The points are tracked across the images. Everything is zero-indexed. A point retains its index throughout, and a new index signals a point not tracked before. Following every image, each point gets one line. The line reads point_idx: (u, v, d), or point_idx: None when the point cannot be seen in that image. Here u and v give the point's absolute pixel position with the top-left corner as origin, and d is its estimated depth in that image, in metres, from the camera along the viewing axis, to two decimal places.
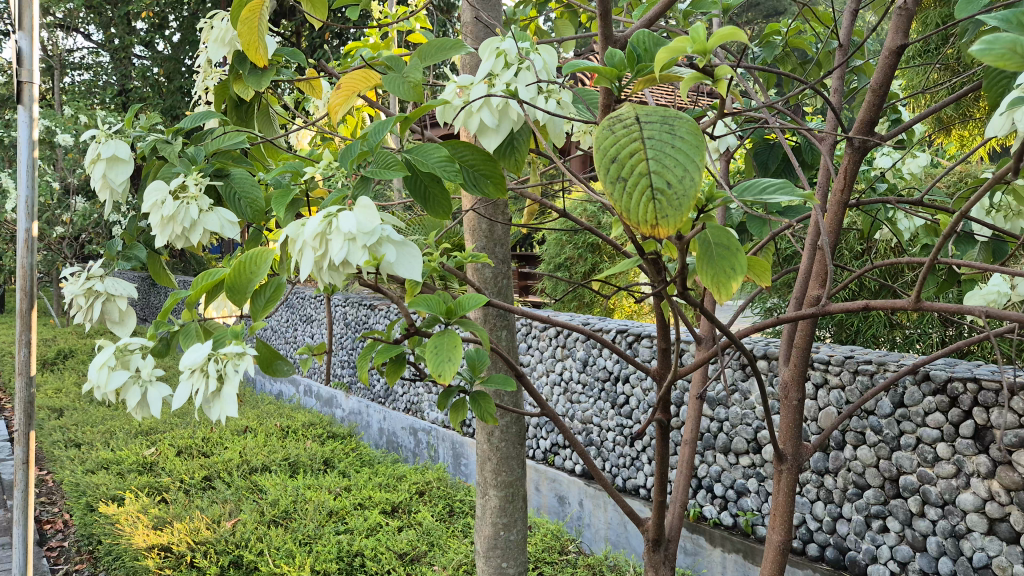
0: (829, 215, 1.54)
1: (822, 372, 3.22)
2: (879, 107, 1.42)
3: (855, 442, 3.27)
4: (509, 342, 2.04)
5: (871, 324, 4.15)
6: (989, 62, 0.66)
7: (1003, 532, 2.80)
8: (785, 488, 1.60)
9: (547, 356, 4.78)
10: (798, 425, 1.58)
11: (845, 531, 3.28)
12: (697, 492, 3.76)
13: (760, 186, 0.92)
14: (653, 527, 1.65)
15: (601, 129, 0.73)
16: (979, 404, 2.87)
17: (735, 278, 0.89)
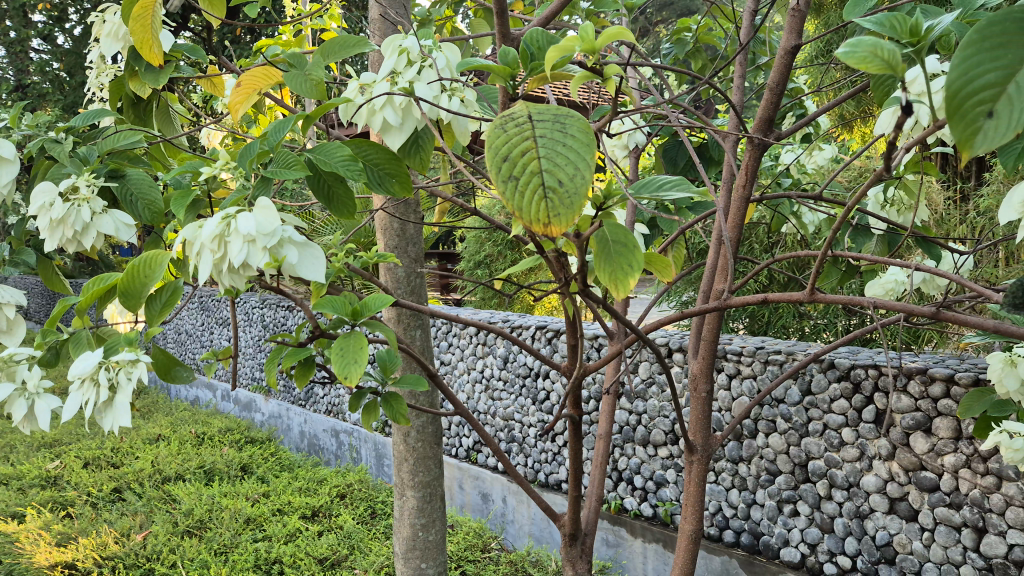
0: (732, 211, 1.57)
1: (735, 363, 3.31)
2: (777, 105, 1.45)
3: (767, 430, 3.38)
4: (423, 342, 2.04)
5: (781, 315, 4.30)
6: (853, 63, 0.69)
7: (903, 510, 2.93)
8: (695, 480, 1.63)
9: (467, 354, 4.78)
10: (707, 416, 1.61)
11: (759, 517, 3.38)
12: (618, 485, 3.81)
13: (656, 182, 0.93)
14: (569, 522, 1.67)
15: (493, 126, 0.73)
16: (879, 389, 3.00)
17: (632, 274, 0.89)
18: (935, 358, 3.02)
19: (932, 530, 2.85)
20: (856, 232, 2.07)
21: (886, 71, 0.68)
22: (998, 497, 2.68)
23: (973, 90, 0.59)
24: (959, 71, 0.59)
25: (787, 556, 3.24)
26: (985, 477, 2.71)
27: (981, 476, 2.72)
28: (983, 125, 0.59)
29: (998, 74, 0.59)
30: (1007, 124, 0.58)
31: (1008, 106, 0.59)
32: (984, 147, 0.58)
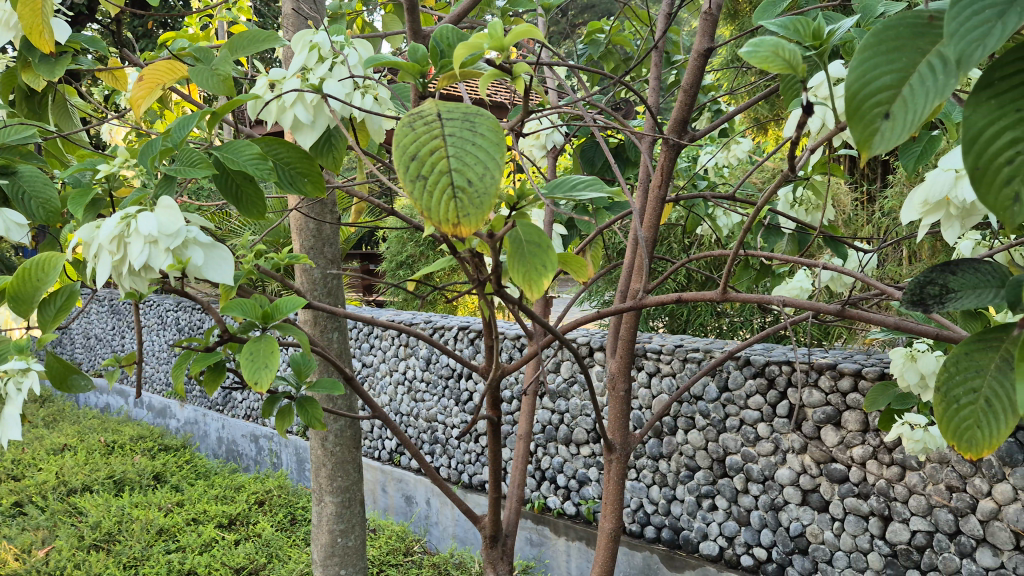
0: (648, 211, 1.59)
1: (655, 361, 3.36)
2: (690, 106, 1.47)
3: (686, 427, 3.43)
4: (340, 345, 2.00)
5: (699, 314, 4.39)
6: (755, 62, 0.70)
7: (815, 502, 3.03)
8: (614, 478, 1.64)
9: (389, 356, 4.72)
10: (625, 415, 1.62)
11: (679, 512, 3.44)
12: (541, 484, 3.83)
13: (569, 182, 0.93)
14: (490, 524, 1.65)
15: (402, 124, 0.71)
16: (792, 385, 3.08)
17: (546, 275, 0.88)
18: (844, 353, 3.13)
19: (842, 519, 2.95)
20: (768, 232, 2.12)
21: (787, 71, 0.69)
22: (902, 486, 2.80)
23: (869, 93, 0.61)
24: (857, 74, 0.61)
25: (706, 549, 3.31)
26: (890, 468, 2.82)
27: (886, 466, 2.83)
28: (881, 126, 0.61)
29: (893, 77, 0.61)
30: (901, 126, 0.60)
31: (903, 107, 0.60)
32: (881, 149, 0.60)
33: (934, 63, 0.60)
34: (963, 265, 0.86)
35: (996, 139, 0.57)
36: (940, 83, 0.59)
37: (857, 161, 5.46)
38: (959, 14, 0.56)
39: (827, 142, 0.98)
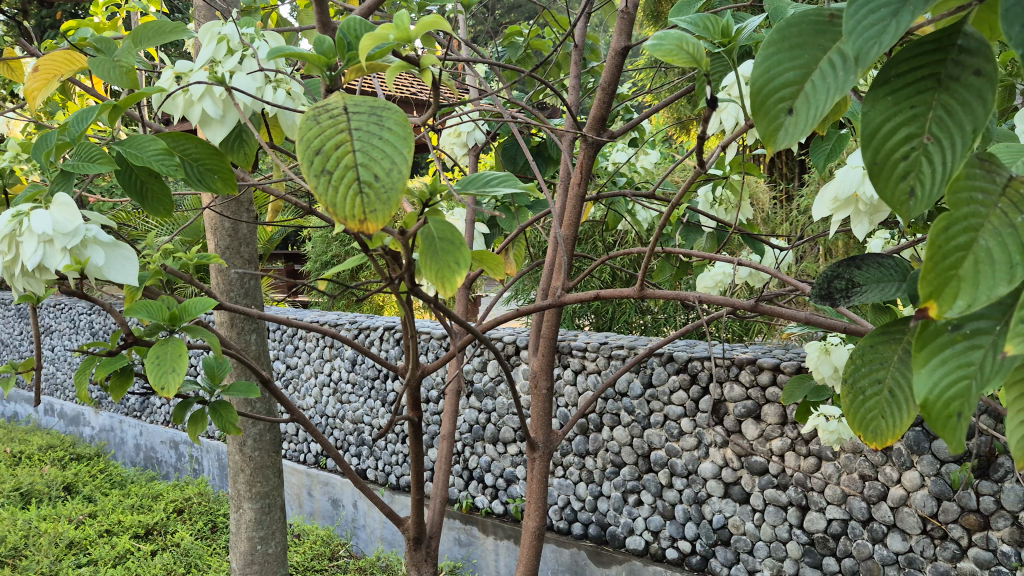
0: (568, 210, 1.59)
1: (580, 359, 3.38)
2: (609, 105, 1.47)
3: (611, 423, 3.46)
4: (258, 347, 1.95)
5: (624, 311, 4.44)
6: (659, 56, 0.71)
7: (736, 494, 3.09)
8: (537, 476, 1.63)
9: (314, 357, 4.64)
10: (548, 413, 1.62)
11: (606, 508, 3.47)
12: (469, 484, 3.82)
13: (482, 178, 0.91)
14: (414, 526, 1.63)
15: (305, 117, 0.69)
16: (714, 380, 3.14)
17: (459, 271, 0.86)
18: (763, 349, 3.21)
19: (762, 510, 3.03)
20: (688, 229, 2.16)
21: (691, 65, 0.70)
22: (819, 477, 2.88)
23: (774, 88, 0.62)
24: (761, 70, 0.62)
25: (632, 544, 3.35)
26: (808, 459, 2.90)
27: (804, 458, 2.91)
28: (784, 122, 0.62)
29: (796, 73, 0.61)
30: (803, 122, 0.61)
31: (806, 103, 0.61)
32: (784, 144, 0.62)
33: (835, 60, 0.60)
34: (867, 260, 0.88)
35: (892, 135, 0.58)
36: (840, 80, 0.59)
37: (774, 161, 5.61)
38: (856, 13, 0.56)
39: (738, 139, 0.99)
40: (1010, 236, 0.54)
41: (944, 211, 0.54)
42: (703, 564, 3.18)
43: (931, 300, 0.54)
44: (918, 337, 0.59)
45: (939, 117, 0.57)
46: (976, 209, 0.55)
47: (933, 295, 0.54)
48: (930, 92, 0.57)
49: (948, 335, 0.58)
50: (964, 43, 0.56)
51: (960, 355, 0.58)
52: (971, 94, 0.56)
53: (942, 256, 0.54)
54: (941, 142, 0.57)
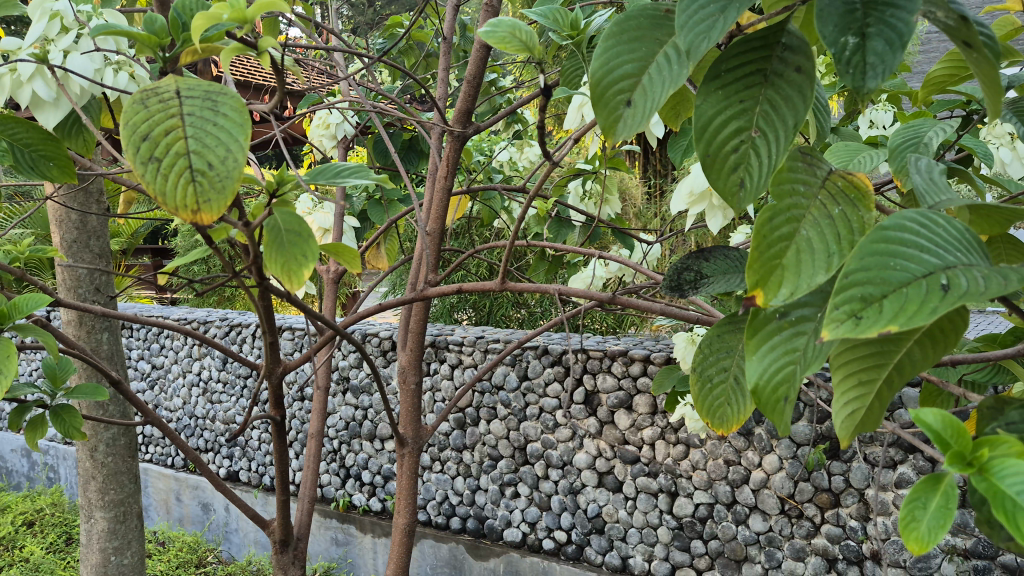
0: (435, 204, 1.57)
1: (456, 353, 3.38)
2: (474, 98, 1.46)
3: (488, 417, 3.48)
4: (111, 346, 1.85)
5: (501, 305, 4.47)
6: (493, 44, 0.71)
7: (610, 483, 3.17)
8: (407, 472, 1.61)
9: (181, 356, 4.44)
10: (416, 408, 1.60)
11: (483, 502, 3.49)
12: (347, 482, 3.76)
13: (333, 169, 0.89)
14: (280, 528, 1.56)
15: (131, 100, 0.64)
16: (587, 371, 3.21)
17: (307, 264, 0.84)
18: (635, 340, 3.30)
19: (634, 498, 3.11)
20: (559, 224, 2.19)
21: (525, 53, 0.71)
22: (686, 464, 2.99)
23: (612, 80, 0.62)
24: (600, 62, 0.62)
25: (510, 536, 3.38)
26: (676, 446, 3.01)
27: (673, 445, 3.01)
28: (624, 113, 0.62)
29: (633, 65, 0.62)
30: (642, 112, 0.61)
31: (644, 96, 0.62)
32: (623, 136, 0.62)
33: (670, 55, 0.62)
34: (713, 252, 0.90)
35: (723, 128, 0.59)
36: (674, 73, 0.61)
37: (649, 158, 5.77)
38: (688, 8, 0.58)
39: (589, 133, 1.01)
40: (828, 226, 0.56)
41: (769, 203, 0.56)
42: (578, 553, 3.23)
43: (758, 288, 0.55)
44: (749, 325, 0.61)
45: (765, 112, 0.59)
46: (798, 201, 0.57)
47: (760, 283, 0.55)
48: (757, 87, 0.59)
49: (776, 322, 0.60)
50: (787, 41, 0.59)
51: (787, 342, 0.60)
52: (793, 91, 0.58)
53: (767, 246, 0.56)
54: (768, 135, 0.59)
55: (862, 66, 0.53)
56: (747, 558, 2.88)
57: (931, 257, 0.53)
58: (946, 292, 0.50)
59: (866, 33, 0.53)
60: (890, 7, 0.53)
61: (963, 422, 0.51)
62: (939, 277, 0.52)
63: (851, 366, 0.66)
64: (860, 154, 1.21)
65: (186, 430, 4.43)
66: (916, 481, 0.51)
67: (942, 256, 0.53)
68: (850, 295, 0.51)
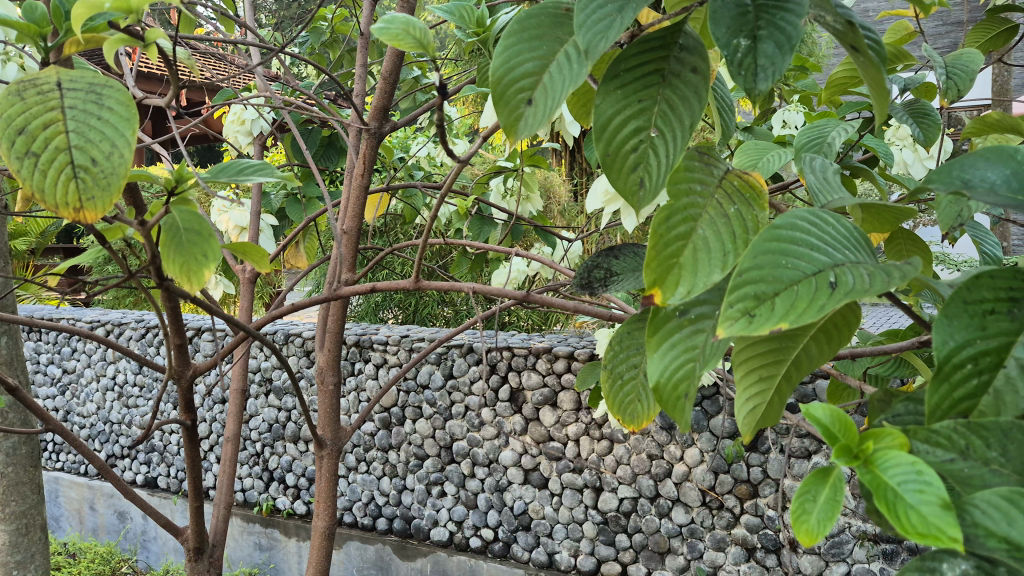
0: (352, 201, 1.54)
1: (381, 352, 3.34)
2: (391, 94, 1.44)
3: (413, 416, 3.46)
4: (10, 351, 1.78)
5: (427, 304, 4.45)
6: (387, 40, 0.69)
7: (535, 480, 3.18)
8: (327, 474, 1.58)
9: (94, 360, 4.28)
10: (335, 408, 1.57)
11: (409, 501, 3.46)
12: (270, 486, 3.68)
13: (237, 166, 0.86)
14: (194, 535, 1.49)
15: (6, 92, 0.60)
16: (512, 369, 3.22)
17: (207, 266, 0.82)
18: (559, 337, 3.32)
19: (560, 494, 3.13)
20: (482, 222, 2.18)
21: (418, 50, 0.70)
22: (611, 458, 3.02)
23: (513, 79, 0.62)
24: (501, 60, 0.62)
25: (437, 535, 3.37)
26: (600, 442, 3.04)
27: (597, 441, 3.04)
28: (524, 112, 0.62)
29: (535, 64, 0.62)
30: (543, 111, 0.61)
31: (545, 94, 0.62)
32: (525, 134, 0.61)
33: (570, 54, 0.62)
34: (623, 250, 0.91)
35: (623, 128, 0.60)
36: (574, 72, 0.61)
37: (574, 156, 5.82)
38: (587, 7, 0.58)
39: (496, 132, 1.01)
40: (723, 224, 0.57)
41: (665, 202, 0.57)
42: (505, 550, 3.23)
43: (656, 287, 0.55)
44: (649, 324, 0.61)
45: (663, 112, 0.59)
46: (695, 200, 0.58)
47: (658, 282, 0.55)
48: (655, 87, 0.60)
49: (676, 320, 0.61)
50: (684, 42, 0.60)
51: (686, 339, 0.60)
52: (689, 91, 0.59)
53: (665, 245, 0.56)
54: (666, 134, 0.59)
55: (754, 67, 0.54)
56: (670, 550, 2.92)
57: (821, 255, 0.54)
58: (833, 289, 0.52)
59: (757, 35, 0.54)
60: (780, 10, 0.54)
61: (851, 416, 0.52)
62: (827, 275, 0.53)
63: (751, 362, 0.67)
64: (769, 152, 1.25)
65: (100, 437, 4.27)
66: (807, 475, 0.53)
67: (832, 254, 0.55)
68: (744, 294, 0.52)
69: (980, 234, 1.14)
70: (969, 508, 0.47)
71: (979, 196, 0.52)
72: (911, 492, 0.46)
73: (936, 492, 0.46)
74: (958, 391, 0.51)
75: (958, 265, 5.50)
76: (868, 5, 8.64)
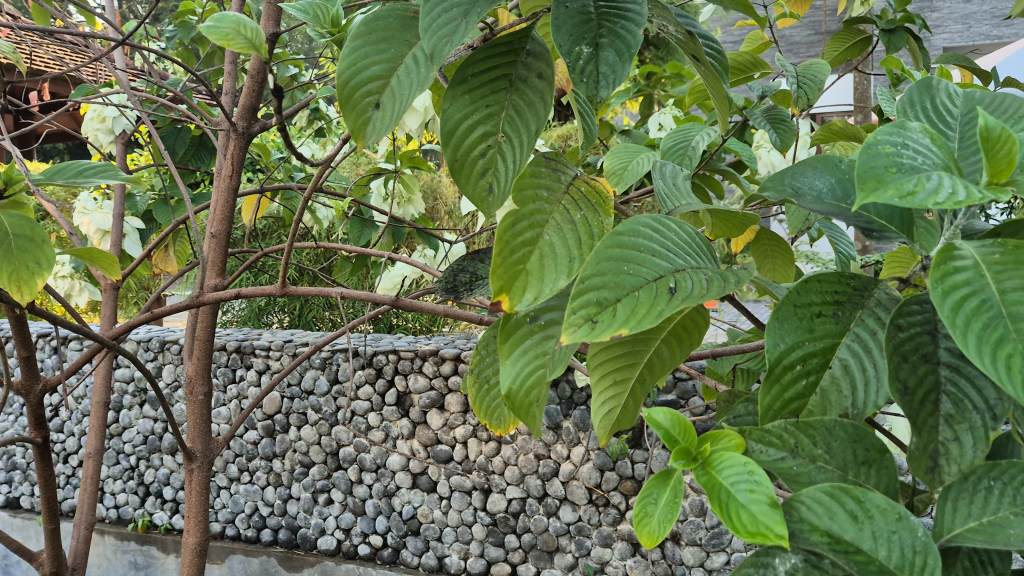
0: (220, 205, 1.48)
1: (264, 358, 3.25)
2: (259, 93, 1.38)
3: (298, 423, 3.37)
4: None
5: (312, 307, 4.35)
6: (216, 40, 0.67)
7: (424, 484, 3.16)
8: (197, 488, 1.52)
9: None
10: (203, 420, 1.51)
11: (295, 511, 3.38)
12: (146, 500, 3.53)
13: (75, 167, 0.82)
14: (49, 559, 1.40)
15: None
16: (399, 372, 3.19)
17: (39, 273, 0.78)
18: (446, 340, 3.30)
19: (448, 497, 3.12)
20: (364, 225, 2.15)
21: (248, 51, 0.68)
22: (498, 460, 3.03)
23: (359, 82, 0.61)
24: (347, 63, 0.60)
25: (324, 545, 3.31)
26: (488, 444, 3.05)
27: (485, 443, 3.06)
28: (372, 116, 0.61)
29: (383, 66, 0.61)
30: (390, 115, 0.60)
31: (393, 98, 0.61)
32: (373, 138, 0.60)
33: (418, 58, 0.61)
34: (490, 254, 0.91)
35: (470, 133, 0.59)
36: (420, 76, 0.60)
37: None
38: (433, 10, 0.57)
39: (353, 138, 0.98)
40: (569, 230, 0.57)
41: (512, 208, 0.56)
42: (394, 556, 3.20)
43: (503, 294, 0.54)
44: (501, 330, 0.60)
45: (511, 117, 0.59)
46: (541, 205, 0.58)
47: (506, 289, 0.54)
48: (503, 92, 0.59)
49: (527, 327, 0.60)
50: (531, 48, 0.60)
51: (537, 346, 0.60)
52: (536, 96, 0.59)
53: (511, 251, 0.55)
54: (513, 140, 0.59)
55: (596, 74, 0.54)
56: (558, 548, 2.96)
57: (662, 261, 0.55)
58: (673, 294, 0.53)
59: (598, 43, 0.55)
60: (620, 19, 0.55)
61: (689, 419, 0.53)
62: (668, 281, 0.54)
63: (605, 368, 0.68)
64: (637, 156, 1.27)
65: None
66: (650, 477, 0.53)
67: (672, 259, 0.56)
68: (587, 300, 0.51)
69: (836, 235, 1.11)
70: (796, 505, 0.49)
71: (807, 204, 0.54)
72: (742, 491, 0.48)
73: (764, 491, 0.47)
74: (788, 392, 0.52)
75: (826, 264, 5.80)
76: (740, 15, 9.02)
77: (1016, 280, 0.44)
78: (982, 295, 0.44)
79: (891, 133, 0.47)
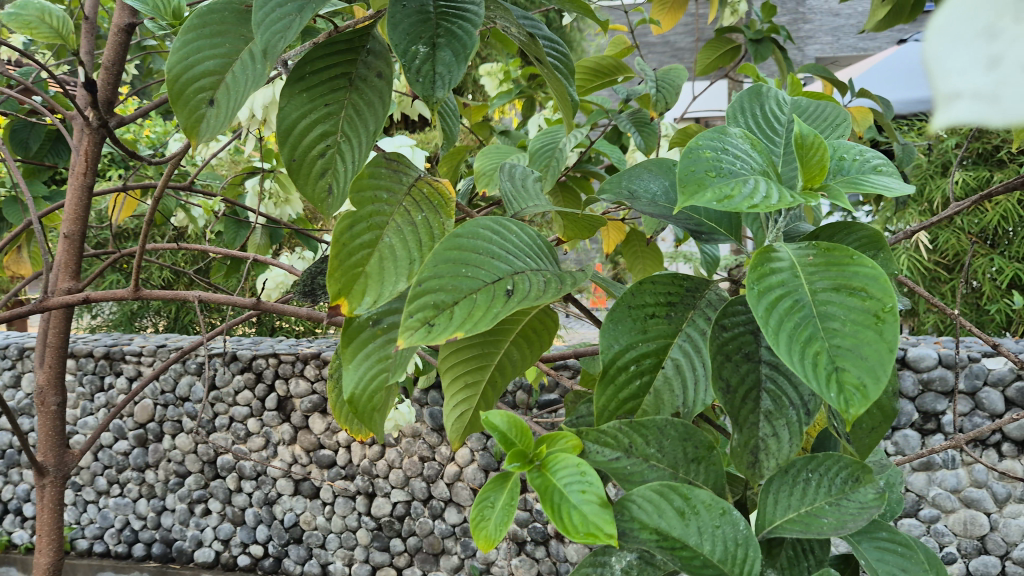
0: (72, 203, 1.40)
1: (135, 364, 3.10)
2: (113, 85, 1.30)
3: (172, 431, 3.23)
4: None
5: (189, 310, 4.19)
6: (24, 25, 0.85)
7: (306, 490, 3.09)
8: (49, 504, 1.43)
9: None
10: (55, 432, 1.42)
11: (170, 523, 3.25)
12: (4, 518, 3.31)
13: None
14: None
15: None
16: (279, 376, 3.11)
17: None
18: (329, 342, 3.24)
19: (332, 503, 3.06)
20: (237, 225, 2.08)
21: (53, 37, 0.86)
22: (382, 463, 3.00)
23: (192, 78, 0.58)
24: (177, 56, 0.57)
25: (202, 557, 3.19)
26: (371, 447, 3.01)
27: (368, 447, 3.02)
28: (206, 113, 0.58)
29: (216, 62, 0.59)
30: (224, 112, 0.57)
31: (227, 94, 0.58)
32: (206, 135, 0.57)
33: (253, 54, 0.59)
34: None
35: (308, 132, 0.57)
36: (255, 73, 0.58)
37: None
38: (265, 5, 0.55)
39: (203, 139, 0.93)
40: (409, 232, 0.56)
41: (350, 209, 0.55)
42: (275, 565, 3.13)
43: (340, 297, 0.53)
44: (343, 334, 0.58)
45: (350, 116, 0.58)
46: (380, 207, 0.56)
47: (342, 292, 0.53)
48: (341, 91, 0.58)
49: (370, 330, 0.59)
50: (372, 46, 0.59)
51: (380, 349, 0.59)
52: (375, 96, 0.58)
53: (348, 254, 0.54)
54: (351, 140, 0.58)
55: (432, 75, 0.53)
56: (444, 550, 2.94)
57: (501, 263, 0.55)
58: (509, 296, 0.53)
59: (436, 43, 0.54)
60: (457, 18, 0.54)
61: (526, 421, 0.53)
62: (506, 283, 0.54)
63: (455, 369, 0.68)
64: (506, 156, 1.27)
65: None
66: (489, 481, 0.53)
67: (512, 261, 0.56)
68: (424, 303, 0.50)
69: None
70: (628, 503, 0.49)
71: (641, 206, 0.56)
72: (574, 492, 0.48)
73: (595, 491, 0.47)
74: (623, 393, 0.53)
75: None
76: None
77: (827, 280, 0.46)
78: (795, 296, 0.46)
79: (711, 138, 0.48)
